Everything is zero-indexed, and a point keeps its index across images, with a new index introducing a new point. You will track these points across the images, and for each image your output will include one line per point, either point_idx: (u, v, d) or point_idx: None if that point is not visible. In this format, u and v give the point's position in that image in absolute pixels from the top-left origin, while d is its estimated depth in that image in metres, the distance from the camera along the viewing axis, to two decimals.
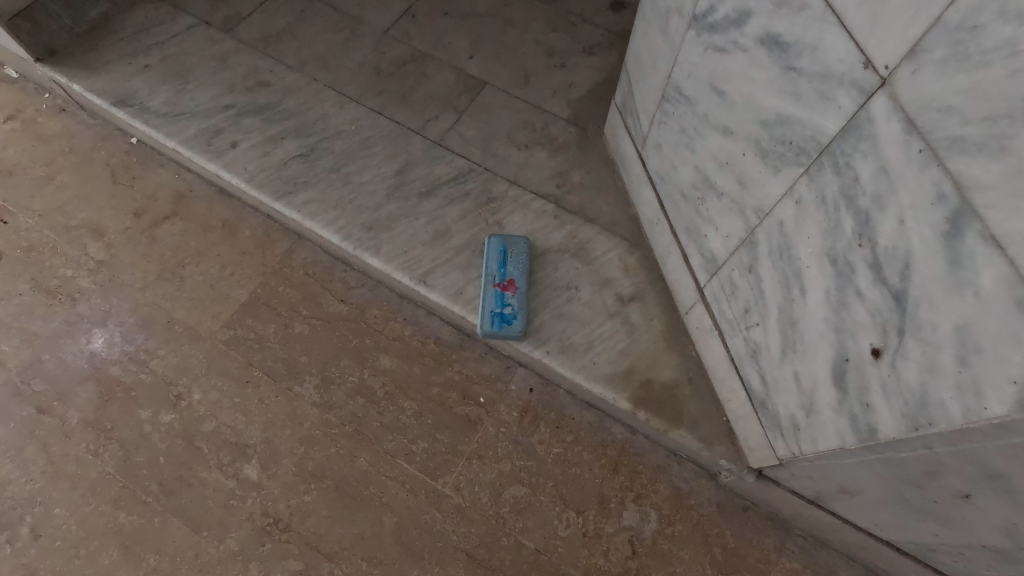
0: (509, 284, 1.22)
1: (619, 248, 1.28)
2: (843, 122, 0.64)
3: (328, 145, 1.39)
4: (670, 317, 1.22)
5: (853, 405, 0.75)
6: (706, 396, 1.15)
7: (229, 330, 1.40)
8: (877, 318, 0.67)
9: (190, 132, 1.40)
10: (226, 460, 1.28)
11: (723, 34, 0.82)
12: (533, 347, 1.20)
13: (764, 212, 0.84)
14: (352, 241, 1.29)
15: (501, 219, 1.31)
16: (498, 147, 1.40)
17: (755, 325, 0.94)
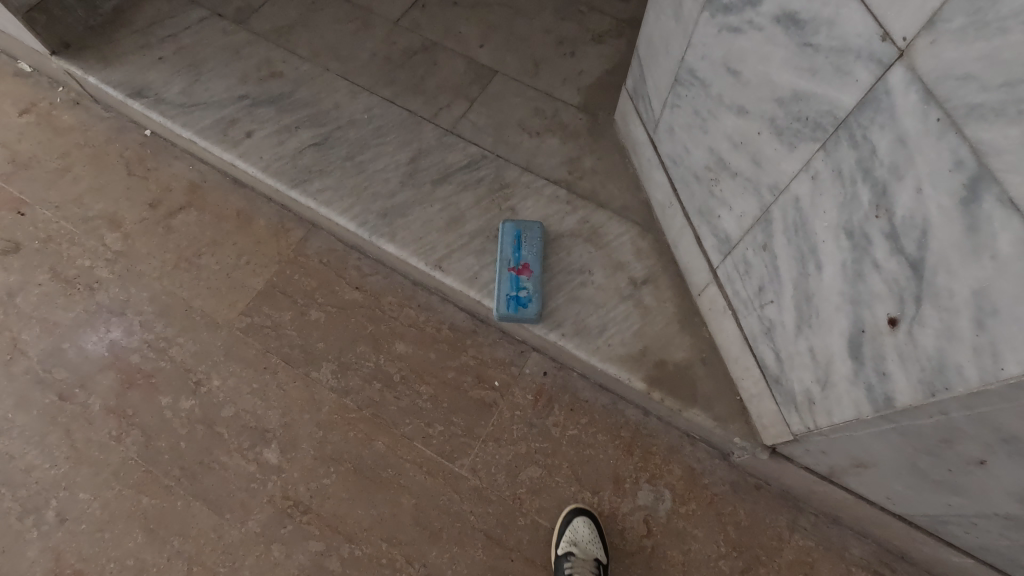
0: (523, 267, 1.23)
1: (631, 233, 1.30)
2: (860, 95, 0.66)
3: (341, 134, 1.41)
4: (683, 299, 1.23)
5: (869, 375, 0.76)
6: (720, 376, 1.17)
7: (247, 318, 1.43)
8: (894, 287, 0.68)
9: (204, 122, 1.42)
10: (246, 444, 1.30)
11: (739, 14, 0.84)
12: (548, 330, 1.21)
13: (779, 189, 0.85)
14: (367, 228, 1.31)
15: (514, 205, 1.33)
16: (509, 135, 1.42)
17: (770, 302, 0.96)
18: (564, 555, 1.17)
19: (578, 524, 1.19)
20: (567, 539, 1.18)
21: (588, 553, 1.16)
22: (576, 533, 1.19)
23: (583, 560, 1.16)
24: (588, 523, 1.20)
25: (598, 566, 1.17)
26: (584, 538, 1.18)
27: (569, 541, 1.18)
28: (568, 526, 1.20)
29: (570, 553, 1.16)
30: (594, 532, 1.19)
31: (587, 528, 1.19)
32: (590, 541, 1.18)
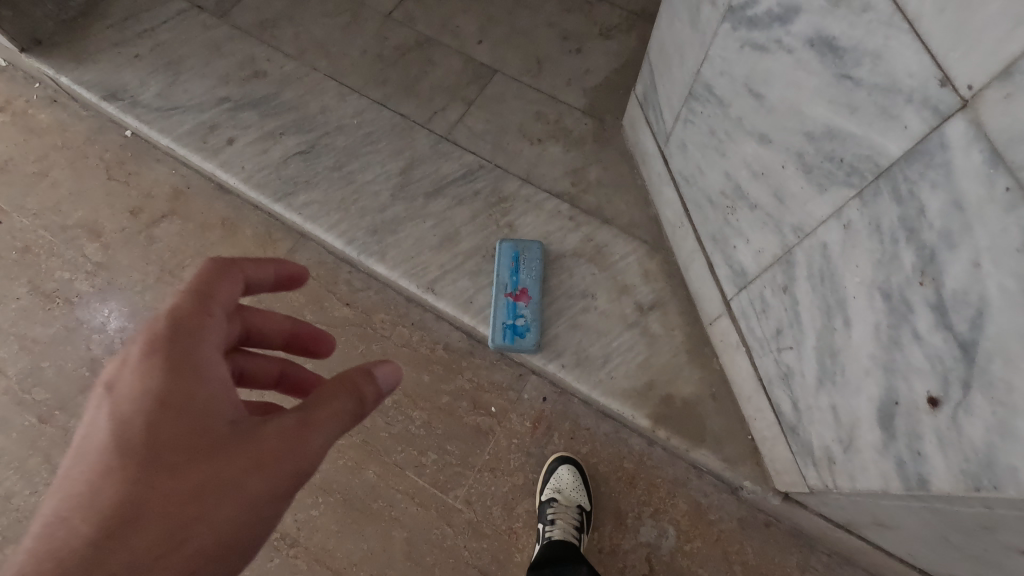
0: (521, 293, 1.14)
1: (638, 253, 1.21)
2: (908, 143, 0.56)
3: (329, 141, 1.31)
4: (692, 328, 1.15)
5: (901, 450, 0.68)
6: (730, 413, 1.09)
7: None
8: (937, 364, 0.59)
9: (183, 128, 1.33)
10: None
11: (765, 31, 0.73)
12: (547, 360, 1.13)
13: (805, 231, 0.76)
14: (355, 246, 1.22)
15: (513, 220, 1.24)
16: (508, 142, 1.32)
17: (788, 348, 0.88)
18: (548, 501, 1.18)
19: (562, 472, 1.21)
20: (551, 486, 1.20)
21: (570, 500, 1.17)
22: (559, 480, 1.20)
23: (565, 506, 1.16)
24: (572, 471, 1.21)
25: (581, 514, 1.17)
26: (567, 486, 1.19)
27: (553, 489, 1.19)
28: (553, 474, 1.21)
29: (553, 498, 1.17)
30: (578, 481, 1.20)
31: (572, 476, 1.20)
32: (574, 488, 1.19)
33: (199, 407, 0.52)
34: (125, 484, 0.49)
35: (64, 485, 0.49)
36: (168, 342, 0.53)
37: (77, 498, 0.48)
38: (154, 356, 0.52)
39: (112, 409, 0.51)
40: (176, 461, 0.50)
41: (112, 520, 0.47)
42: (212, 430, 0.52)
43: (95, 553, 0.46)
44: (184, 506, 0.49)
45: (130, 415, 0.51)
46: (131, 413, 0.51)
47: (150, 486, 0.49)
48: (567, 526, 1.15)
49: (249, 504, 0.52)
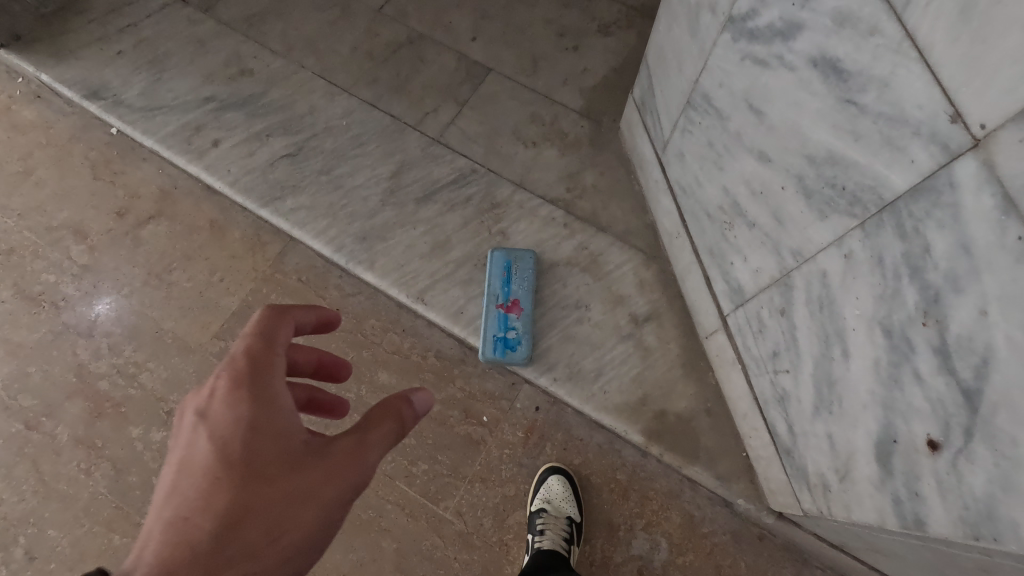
0: (513, 305, 1.12)
1: (634, 262, 1.18)
2: (914, 178, 0.53)
3: (317, 143, 1.27)
4: (688, 341, 1.12)
5: (898, 489, 0.65)
6: (725, 429, 1.07)
7: (220, 341, 1.34)
8: (939, 408, 0.57)
9: (168, 129, 1.29)
10: None
11: (766, 45, 0.69)
12: (539, 374, 1.11)
13: (804, 256, 0.73)
14: (344, 253, 1.19)
15: (506, 227, 1.20)
16: (502, 145, 1.28)
17: (784, 371, 0.85)
18: (537, 511, 1.17)
19: (552, 482, 1.19)
20: (541, 496, 1.19)
21: (560, 511, 1.16)
22: (549, 491, 1.19)
23: (555, 517, 1.15)
24: (563, 481, 1.19)
25: (571, 525, 1.16)
26: (557, 497, 1.17)
27: (543, 499, 1.18)
28: (543, 485, 1.20)
29: (543, 509, 1.16)
30: (568, 491, 1.19)
31: (562, 486, 1.19)
32: (564, 499, 1.18)
33: (283, 427, 0.55)
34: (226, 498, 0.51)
35: (166, 501, 0.51)
36: (251, 370, 0.55)
37: (180, 512, 0.50)
38: (239, 382, 0.54)
39: (204, 432, 0.54)
40: (268, 475, 0.53)
41: (219, 531, 0.50)
42: (290, 448, 0.54)
43: (208, 562, 0.48)
44: (277, 514, 0.52)
45: (223, 437, 0.53)
46: (223, 435, 0.53)
47: (247, 497, 0.52)
48: (556, 537, 1.14)
49: (326, 514, 0.54)
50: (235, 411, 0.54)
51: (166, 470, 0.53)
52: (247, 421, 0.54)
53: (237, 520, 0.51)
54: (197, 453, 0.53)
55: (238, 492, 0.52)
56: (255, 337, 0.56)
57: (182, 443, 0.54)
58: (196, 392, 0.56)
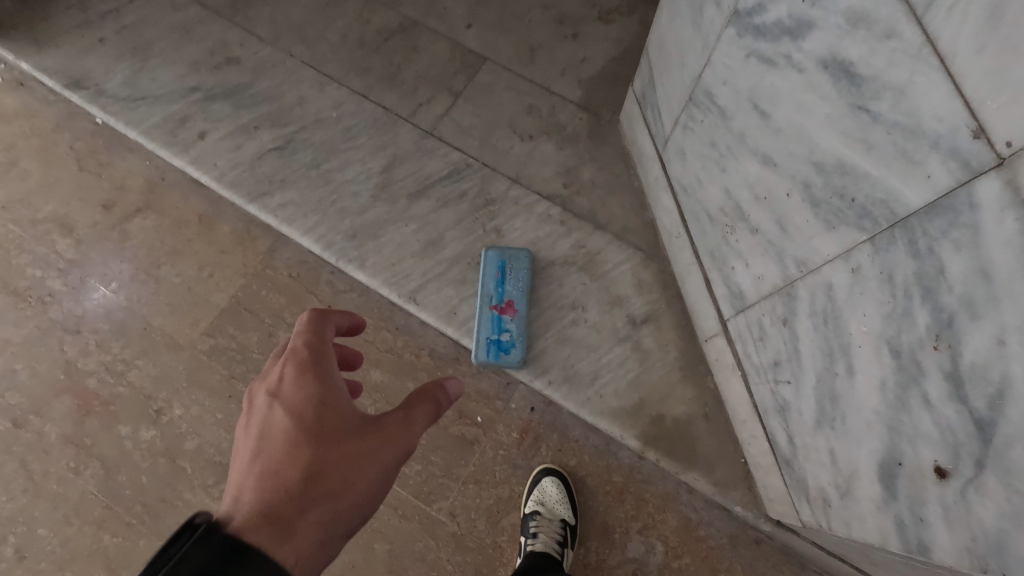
0: (507, 306, 1.09)
1: (632, 261, 1.14)
2: (930, 195, 0.49)
3: (306, 136, 1.23)
4: (686, 343, 1.09)
5: (902, 512, 0.63)
6: (723, 434, 1.04)
7: (210, 338, 1.32)
8: (948, 435, 0.54)
9: (152, 120, 1.24)
10: (211, 481, 1.23)
11: (774, 44, 0.65)
12: (534, 377, 1.08)
13: (808, 267, 0.69)
14: (334, 251, 1.16)
15: (500, 225, 1.17)
16: (497, 138, 1.23)
17: (785, 382, 0.82)
18: (531, 514, 1.16)
19: (546, 484, 1.18)
20: (535, 498, 1.17)
21: (553, 514, 1.14)
22: (543, 493, 1.17)
23: (548, 520, 1.13)
24: (557, 483, 1.18)
25: (565, 528, 1.14)
26: (551, 499, 1.16)
27: (536, 501, 1.17)
28: (537, 486, 1.18)
29: (536, 512, 1.15)
30: (562, 493, 1.17)
31: (555, 489, 1.17)
32: (558, 501, 1.16)
33: (344, 401, 0.65)
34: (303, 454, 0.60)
35: (251, 461, 0.60)
36: (312, 357, 0.66)
37: (265, 467, 0.59)
38: (305, 365, 0.66)
39: (278, 408, 0.63)
40: (334, 438, 0.62)
41: (300, 480, 0.58)
42: (350, 419, 0.64)
43: (295, 504, 0.57)
44: (344, 470, 0.61)
45: (295, 409, 0.63)
46: (297, 407, 0.63)
47: (321, 455, 0.61)
48: (549, 540, 1.13)
49: (382, 472, 0.63)
50: (303, 388, 0.65)
51: (247, 440, 0.62)
52: (314, 395, 0.64)
53: (314, 471, 0.59)
54: (274, 423, 0.62)
55: (312, 450, 0.61)
56: (315, 332, 0.68)
57: (260, 418, 0.63)
58: (265, 380, 0.67)
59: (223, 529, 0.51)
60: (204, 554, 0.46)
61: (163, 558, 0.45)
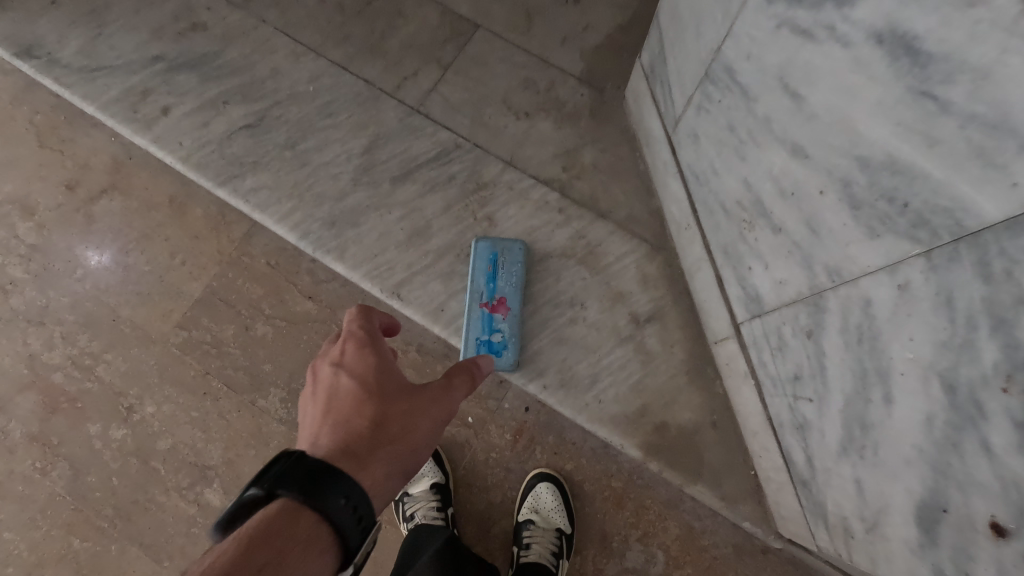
0: (498, 304, 1.00)
1: (637, 254, 1.04)
2: (1014, 207, 0.40)
3: (280, 112, 1.12)
4: (694, 345, 1.00)
5: (942, 563, 0.55)
6: (732, 444, 0.96)
7: (183, 331, 1.23)
8: (1010, 490, 0.45)
9: (111, 94, 1.13)
10: (185, 483, 1.16)
11: (812, 12, 0.55)
12: (528, 380, 0.99)
13: (842, 277, 0.60)
14: (311, 241, 1.06)
15: (493, 212, 1.07)
16: (490, 115, 1.12)
17: (806, 398, 0.74)
18: (524, 522, 1.10)
19: (541, 491, 1.11)
20: (528, 505, 1.10)
21: (548, 522, 1.08)
22: (538, 500, 1.10)
23: (543, 529, 1.08)
24: (552, 490, 1.10)
25: (561, 538, 1.09)
26: (546, 507, 1.09)
27: (530, 508, 1.10)
28: (531, 492, 1.11)
29: (530, 520, 1.09)
30: (559, 501, 1.10)
31: (551, 496, 1.10)
32: (554, 509, 1.09)
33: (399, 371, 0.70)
34: (368, 410, 0.65)
35: (322, 418, 0.65)
36: (369, 335, 0.71)
37: (335, 421, 0.64)
38: (364, 340, 0.71)
39: (342, 375, 0.68)
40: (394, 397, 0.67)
41: (369, 428, 0.63)
42: (405, 383, 0.69)
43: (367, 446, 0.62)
44: (404, 423, 0.66)
45: (358, 374, 0.68)
46: (359, 374, 0.68)
47: (383, 411, 0.65)
48: (544, 550, 1.08)
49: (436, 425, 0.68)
50: (364, 358, 0.69)
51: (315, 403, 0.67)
52: (374, 363, 0.69)
53: (379, 424, 0.64)
54: (339, 387, 0.67)
55: (376, 407, 0.66)
56: (367, 314, 0.73)
57: (324, 386, 0.68)
58: (327, 354, 0.71)
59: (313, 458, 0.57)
60: (302, 472, 0.55)
61: (269, 472, 0.55)
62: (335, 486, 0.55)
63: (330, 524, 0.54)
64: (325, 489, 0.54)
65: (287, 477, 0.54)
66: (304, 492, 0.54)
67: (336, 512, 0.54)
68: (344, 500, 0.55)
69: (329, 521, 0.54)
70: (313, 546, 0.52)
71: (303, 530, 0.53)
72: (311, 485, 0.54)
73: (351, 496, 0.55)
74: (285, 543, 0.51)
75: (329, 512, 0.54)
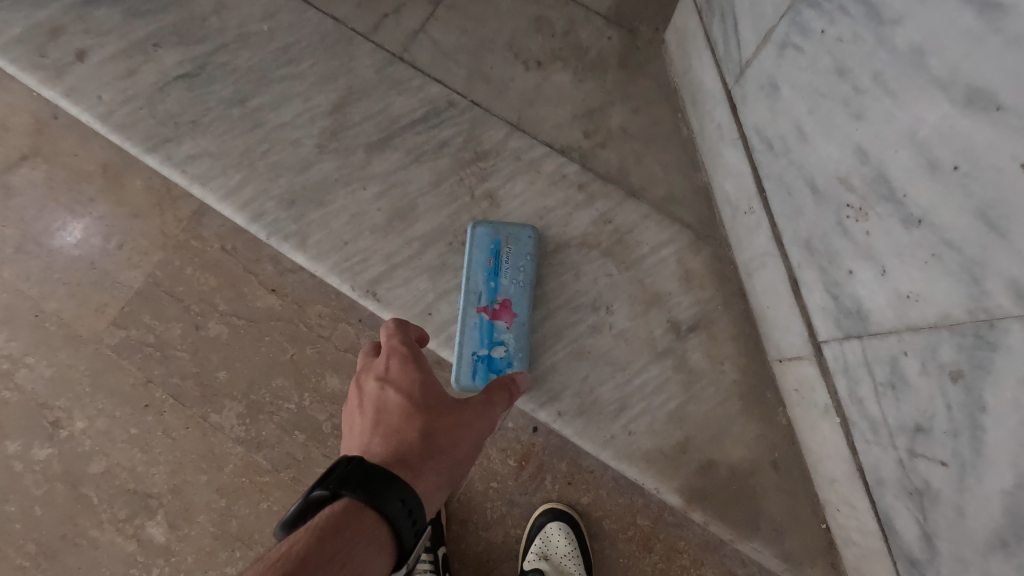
0: (502, 309, 0.79)
1: (678, 244, 0.82)
2: None
3: (227, 58, 0.88)
4: (750, 362, 0.79)
5: None
6: (797, 489, 0.76)
7: (120, 331, 1.02)
8: None
9: (12, 33, 0.89)
10: (123, 515, 0.97)
11: None
12: (538, 406, 0.78)
13: None
14: (264, 224, 0.84)
15: (495, 189, 0.84)
16: (492, 64, 0.88)
17: (934, 460, 0.52)
18: (532, 570, 0.91)
19: (551, 534, 0.90)
20: (536, 550, 0.92)
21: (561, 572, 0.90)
22: (548, 544, 0.91)
23: None
24: (566, 533, 0.90)
25: None
26: (559, 554, 0.90)
27: (539, 554, 0.91)
28: (540, 534, 0.91)
29: (539, 568, 0.91)
30: (573, 546, 0.90)
31: (564, 540, 0.90)
32: (567, 556, 0.90)
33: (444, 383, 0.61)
34: (417, 424, 0.55)
35: (368, 433, 0.55)
36: (412, 349, 0.62)
37: (381, 435, 0.55)
38: (408, 352, 0.61)
39: (388, 389, 0.59)
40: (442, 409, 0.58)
41: (419, 442, 0.54)
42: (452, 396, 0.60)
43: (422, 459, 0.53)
44: (452, 435, 0.56)
45: (404, 388, 0.58)
46: (405, 387, 0.58)
47: (432, 423, 0.56)
48: None
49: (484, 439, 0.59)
50: (410, 369, 0.59)
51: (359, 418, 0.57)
52: (420, 375, 0.59)
53: (430, 437, 0.55)
54: (384, 401, 0.57)
55: (425, 420, 0.56)
56: (405, 326, 0.63)
57: (368, 401, 0.58)
58: (368, 370, 0.61)
59: (370, 467, 0.49)
60: (368, 470, 0.48)
61: (334, 472, 0.48)
62: (392, 487, 0.48)
63: (390, 529, 0.47)
64: (384, 488, 0.47)
65: (346, 474, 0.48)
66: (365, 490, 0.47)
67: (394, 516, 0.47)
68: (402, 503, 0.48)
69: (388, 526, 0.47)
70: (374, 550, 0.45)
71: (364, 531, 0.45)
72: (376, 484, 0.47)
73: (408, 500, 0.48)
74: (347, 544, 0.44)
75: (388, 515, 0.47)
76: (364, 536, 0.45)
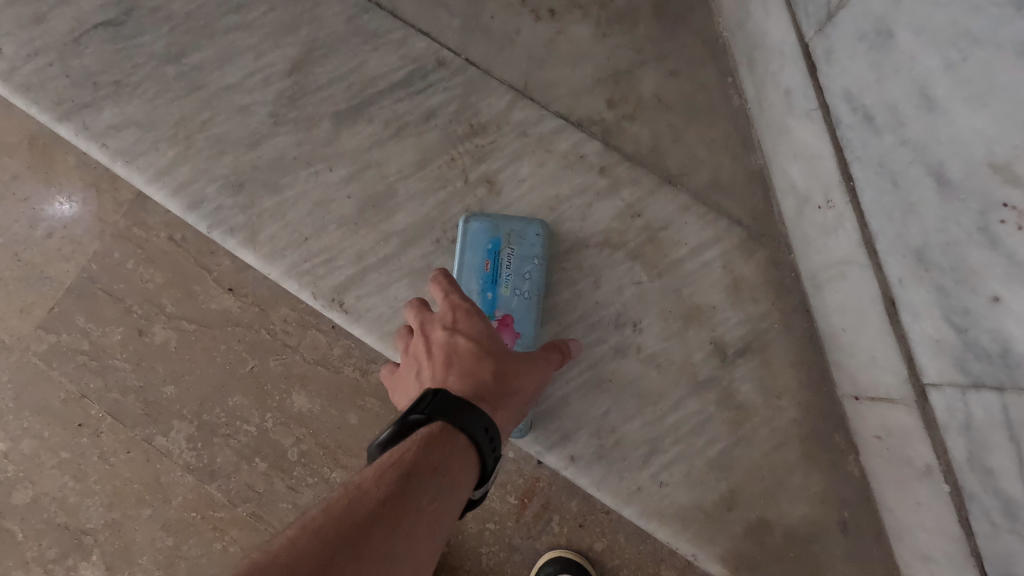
0: (502, 325, 0.61)
1: (726, 244, 0.65)
2: None
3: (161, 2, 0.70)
4: (815, 397, 0.62)
5: None
6: (871, 559, 0.60)
7: (47, 336, 0.86)
8: None
9: None
10: (53, 555, 0.82)
11: None
12: (546, 449, 0.62)
13: None
14: (206, 213, 0.67)
15: (495, 173, 0.66)
16: (493, 13, 0.70)
17: None
18: None
19: None
20: None
21: None
22: None
23: None
24: None
25: None
26: None
27: None
28: None
29: None
30: None
31: None
32: None
33: None
34: (490, 366, 0.47)
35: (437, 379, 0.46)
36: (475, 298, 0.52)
37: (455, 376, 0.46)
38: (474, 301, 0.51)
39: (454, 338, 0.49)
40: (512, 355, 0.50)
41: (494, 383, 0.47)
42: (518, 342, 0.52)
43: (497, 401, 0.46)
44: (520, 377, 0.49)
45: (474, 335, 0.49)
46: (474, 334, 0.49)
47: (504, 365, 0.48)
48: None
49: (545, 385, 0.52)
50: (479, 317, 0.50)
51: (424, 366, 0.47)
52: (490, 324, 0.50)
53: (504, 379, 0.47)
54: (453, 347, 0.48)
55: (498, 361, 0.48)
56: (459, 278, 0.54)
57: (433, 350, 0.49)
58: (426, 322, 0.52)
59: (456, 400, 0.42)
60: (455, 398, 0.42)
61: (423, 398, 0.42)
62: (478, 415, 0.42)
63: (477, 456, 0.41)
64: (471, 413, 0.42)
65: (436, 400, 0.42)
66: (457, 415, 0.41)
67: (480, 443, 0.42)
68: (485, 431, 0.42)
69: (475, 453, 0.41)
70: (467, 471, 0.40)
71: (459, 454, 0.40)
72: (466, 407, 0.42)
73: (491, 428, 0.42)
74: (444, 465, 0.39)
75: (475, 441, 0.41)
76: (457, 456, 0.40)
